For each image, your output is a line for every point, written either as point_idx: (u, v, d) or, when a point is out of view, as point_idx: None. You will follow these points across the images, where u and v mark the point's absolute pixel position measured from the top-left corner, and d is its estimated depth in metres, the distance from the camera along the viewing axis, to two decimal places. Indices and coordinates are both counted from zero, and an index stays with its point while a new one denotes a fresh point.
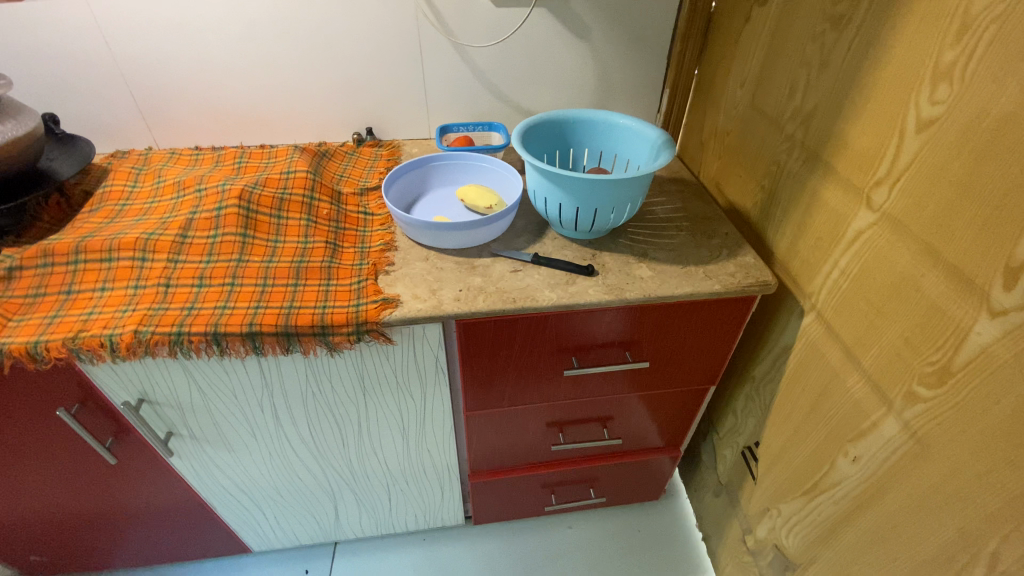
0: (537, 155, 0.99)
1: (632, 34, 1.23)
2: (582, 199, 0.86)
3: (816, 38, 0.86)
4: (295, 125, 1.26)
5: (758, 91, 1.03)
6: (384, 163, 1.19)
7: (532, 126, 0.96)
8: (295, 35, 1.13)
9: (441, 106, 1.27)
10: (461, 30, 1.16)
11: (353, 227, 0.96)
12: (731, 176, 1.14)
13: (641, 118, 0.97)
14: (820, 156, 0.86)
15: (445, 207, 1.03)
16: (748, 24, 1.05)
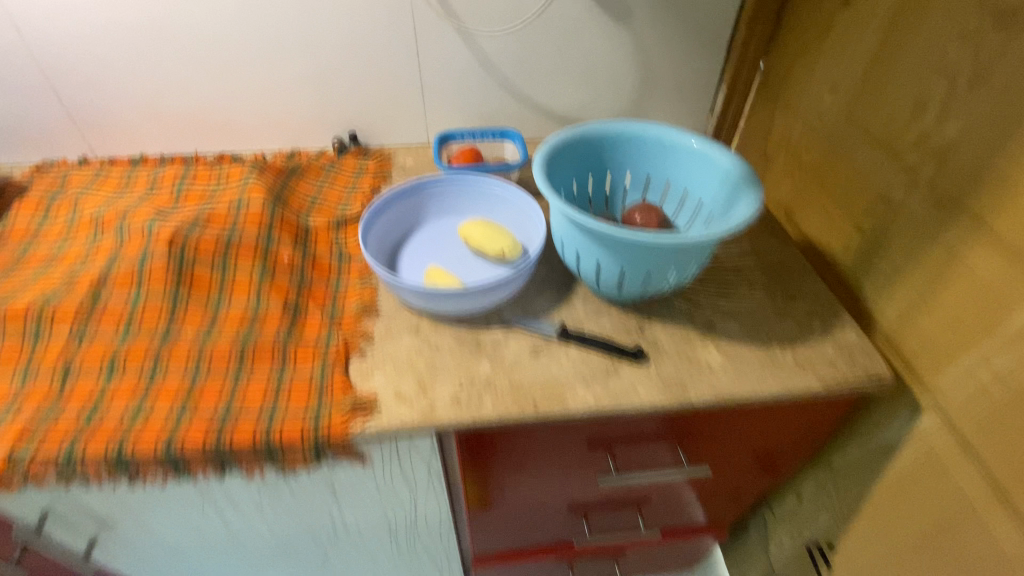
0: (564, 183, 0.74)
1: (684, 16, 0.97)
2: (629, 260, 0.62)
3: (965, 37, 0.62)
4: (261, 130, 1.02)
5: (860, 100, 0.78)
6: (370, 181, 0.95)
7: (561, 146, 0.72)
8: (256, 17, 0.88)
9: (442, 107, 1.02)
10: (467, 11, 0.91)
11: (322, 280, 0.74)
12: (810, 204, 0.90)
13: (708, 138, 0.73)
14: (963, 203, 0.63)
15: (443, 250, 0.79)
16: (847, 8, 0.80)
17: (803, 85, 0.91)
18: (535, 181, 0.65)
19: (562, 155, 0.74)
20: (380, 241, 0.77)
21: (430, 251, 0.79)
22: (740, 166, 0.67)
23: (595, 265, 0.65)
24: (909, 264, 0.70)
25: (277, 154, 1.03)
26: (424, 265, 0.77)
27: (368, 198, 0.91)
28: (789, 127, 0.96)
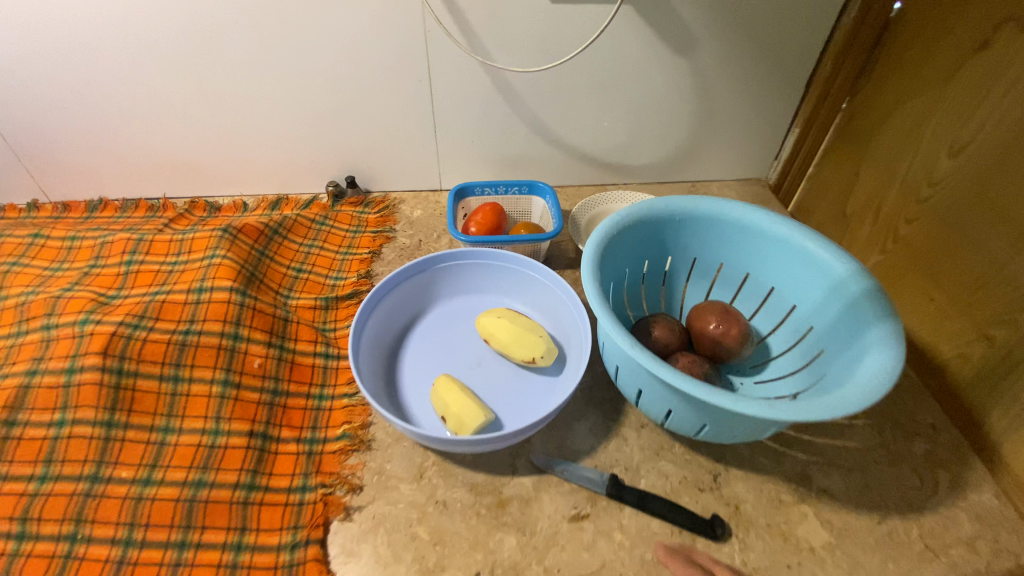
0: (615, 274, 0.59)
1: (759, 49, 0.79)
2: (716, 417, 0.45)
3: None
4: (242, 172, 0.86)
5: (994, 175, 0.61)
6: (368, 240, 0.79)
7: (617, 232, 0.56)
8: (233, 42, 0.72)
9: (457, 148, 0.86)
10: (493, 40, 0.73)
11: (301, 393, 0.58)
12: (912, 288, 0.73)
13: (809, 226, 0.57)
14: None
15: (457, 347, 0.63)
16: (981, 54, 0.63)
17: (905, 142, 0.74)
18: (587, 294, 0.49)
19: (616, 244, 0.57)
20: (379, 338, 0.60)
21: (441, 347, 0.62)
22: (859, 276, 0.51)
23: (664, 409, 0.49)
24: None
25: (261, 200, 0.87)
26: (433, 372, 0.60)
27: (364, 266, 0.75)
28: (882, 190, 0.78)
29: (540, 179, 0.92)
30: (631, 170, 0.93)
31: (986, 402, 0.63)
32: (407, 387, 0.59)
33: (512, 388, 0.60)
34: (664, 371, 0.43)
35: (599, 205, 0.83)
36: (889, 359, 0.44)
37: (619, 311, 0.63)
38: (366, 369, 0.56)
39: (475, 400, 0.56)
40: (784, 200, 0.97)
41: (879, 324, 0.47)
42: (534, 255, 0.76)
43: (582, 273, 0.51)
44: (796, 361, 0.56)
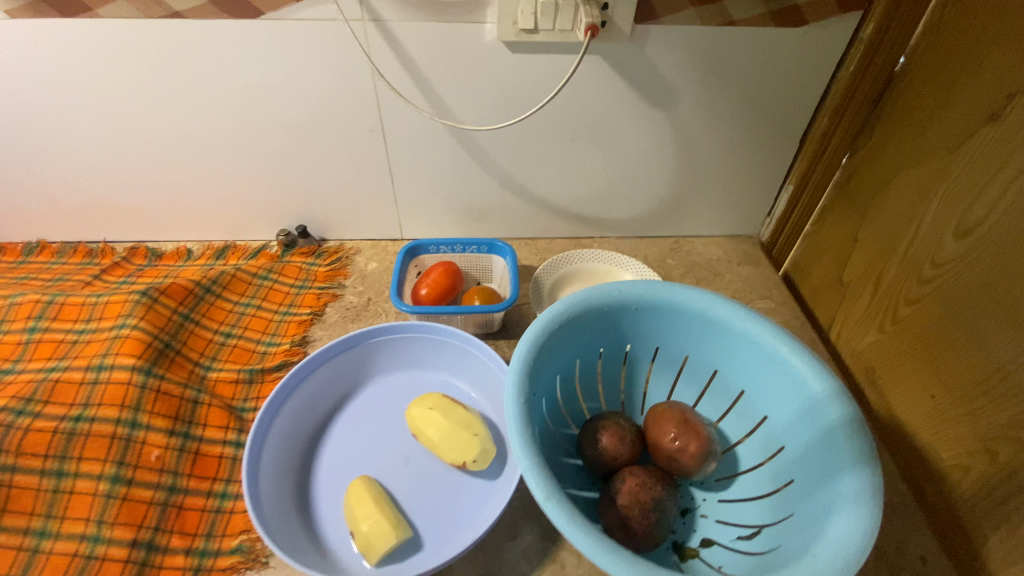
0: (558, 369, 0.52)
1: (746, 102, 0.71)
2: None
3: None
4: (187, 218, 0.80)
5: (1003, 266, 0.53)
6: (311, 298, 0.72)
7: (557, 329, 0.49)
8: (167, 88, 0.66)
9: (417, 198, 0.79)
10: (450, 90, 0.67)
11: (201, 490, 0.54)
12: (910, 380, 0.64)
13: (784, 328, 0.49)
14: None
15: (385, 438, 0.56)
16: (991, 127, 0.55)
17: (907, 212, 0.66)
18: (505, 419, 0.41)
19: (557, 339, 0.50)
20: (295, 429, 0.54)
21: (364, 438, 0.56)
22: (836, 401, 0.43)
23: None
24: None
25: (207, 246, 0.82)
26: (351, 471, 0.54)
27: (302, 329, 0.68)
28: (880, 262, 0.70)
29: (509, 231, 0.85)
30: (608, 224, 0.85)
31: (989, 526, 0.55)
32: (319, 488, 0.53)
33: (438, 493, 0.53)
34: (580, 536, 0.36)
35: (567, 266, 0.76)
36: (860, 525, 0.37)
37: (567, 405, 0.56)
38: (267, 474, 0.50)
39: (389, 513, 0.49)
40: (777, 258, 0.89)
41: (853, 472, 0.39)
42: (489, 323, 0.68)
43: (506, 387, 0.44)
44: (765, 482, 0.49)
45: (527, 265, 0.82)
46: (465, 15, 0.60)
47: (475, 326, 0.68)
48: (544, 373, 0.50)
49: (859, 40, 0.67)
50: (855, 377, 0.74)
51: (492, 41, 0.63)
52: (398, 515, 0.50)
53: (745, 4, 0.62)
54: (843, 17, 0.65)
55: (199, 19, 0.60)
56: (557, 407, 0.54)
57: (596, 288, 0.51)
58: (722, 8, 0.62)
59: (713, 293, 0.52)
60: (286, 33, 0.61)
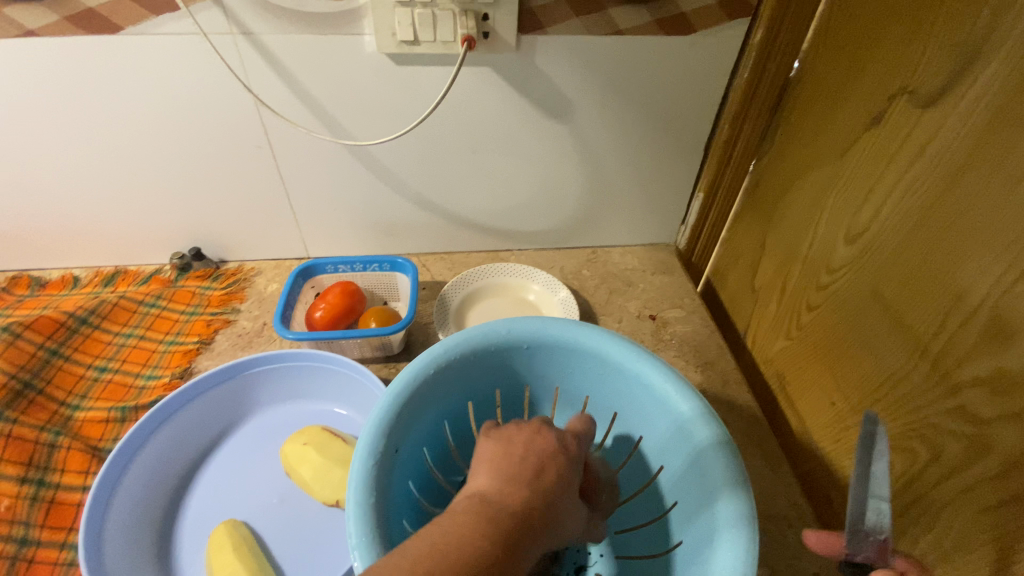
0: (440, 417, 0.48)
1: (647, 110, 0.70)
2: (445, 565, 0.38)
3: None
4: (71, 244, 0.75)
5: (888, 271, 0.52)
6: (200, 325, 0.68)
7: (431, 374, 0.46)
8: (26, 111, 0.61)
9: (318, 215, 0.76)
10: (337, 105, 0.64)
11: (55, 542, 0.50)
12: (816, 389, 0.63)
13: (676, 369, 0.45)
14: None
15: (260, 475, 0.53)
16: (873, 131, 0.54)
17: (805, 218, 0.65)
18: (347, 487, 0.39)
19: (435, 387, 0.46)
20: (163, 465, 0.52)
21: (238, 478, 0.53)
22: (704, 423, 0.42)
23: None
24: (973, 563, 0.44)
25: (95, 273, 0.78)
26: (220, 514, 0.51)
27: (186, 360, 0.64)
28: (783, 268, 0.69)
29: (421, 246, 0.82)
30: (523, 236, 0.84)
31: None
32: (185, 533, 0.50)
33: (312, 533, 0.50)
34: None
35: (474, 281, 0.73)
36: (738, 555, 0.36)
37: (462, 451, 0.52)
38: (115, 528, 0.46)
39: (251, 560, 0.46)
40: (696, 265, 0.88)
41: (724, 496, 0.38)
42: (386, 346, 0.64)
43: (361, 444, 0.41)
44: (651, 508, 0.47)
45: (438, 281, 0.79)
46: (340, 27, 0.58)
47: (372, 349, 0.64)
48: (421, 423, 0.46)
49: (750, 45, 0.67)
50: (767, 383, 0.72)
51: (373, 53, 0.60)
52: (264, 561, 0.47)
53: (631, 12, 0.61)
54: (732, 24, 0.65)
55: (51, 37, 0.56)
56: (447, 455, 0.51)
57: (481, 329, 0.48)
58: (608, 16, 0.61)
59: (610, 332, 0.49)
60: (152, 49, 0.58)
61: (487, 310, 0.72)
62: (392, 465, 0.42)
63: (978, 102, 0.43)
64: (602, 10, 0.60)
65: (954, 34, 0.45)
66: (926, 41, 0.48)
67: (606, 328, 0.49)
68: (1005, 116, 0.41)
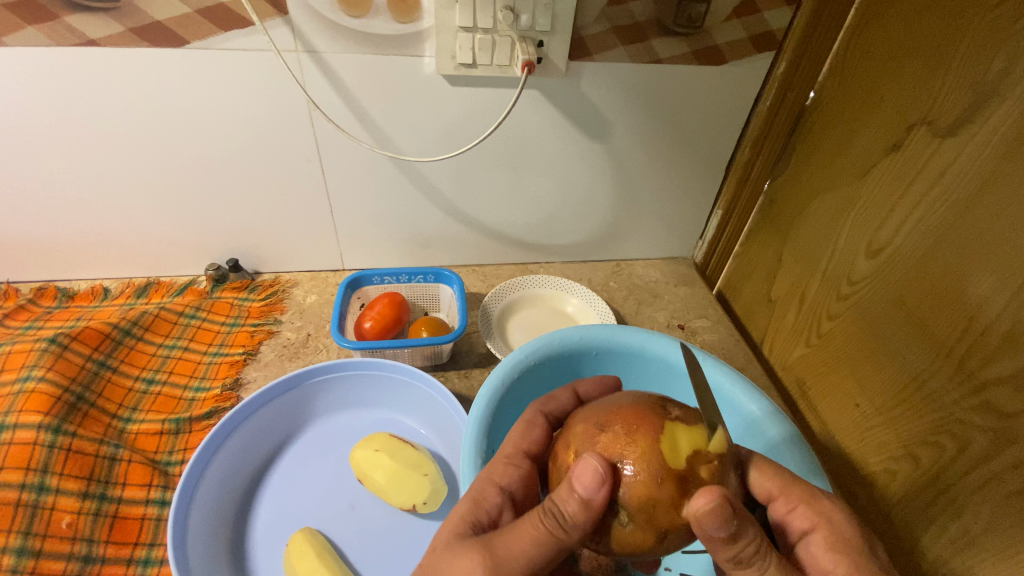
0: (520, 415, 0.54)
1: (677, 132, 0.75)
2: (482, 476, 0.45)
3: None
4: (102, 255, 0.74)
5: (911, 283, 0.58)
6: (244, 337, 0.68)
7: (521, 374, 0.52)
8: (74, 119, 0.61)
9: (359, 227, 0.77)
10: (390, 122, 0.67)
11: (122, 557, 0.49)
12: (836, 392, 0.68)
13: (741, 373, 0.53)
14: None
15: (327, 485, 0.54)
16: (892, 156, 0.60)
17: (823, 234, 0.70)
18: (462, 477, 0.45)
19: (519, 386, 0.53)
20: (230, 475, 0.52)
21: (307, 487, 0.54)
22: (773, 421, 0.49)
23: None
24: (1004, 543, 0.49)
25: (126, 284, 0.77)
26: (291, 522, 0.52)
27: (234, 371, 0.64)
28: (801, 281, 0.74)
29: (453, 259, 0.85)
30: (552, 250, 0.88)
31: (917, 525, 0.58)
32: (259, 542, 0.50)
33: (386, 537, 0.51)
34: None
35: (514, 292, 0.76)
36: None
37: None
38: (196, 538, 0.47)
39: (333, 563, 0.47)
40: (711, 277, 0.94)
41: (803, 485, 0.45)
42: (437, 355, 0.66)
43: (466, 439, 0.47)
44: None
45: (475, 292, 0.82)
46: (403, 48, 0.60)
47: (423, 358, 0.66)
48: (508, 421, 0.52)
49: (773, 77, 0.73)
50: (787, 389, 0.77)
51: (431, 73, 0.63)
52: (344, 566, 0.48)
53: (671, 44, 0.66)
54: (758, 57, 0.71)
55: (113, 48, 0.56)
56: None
57: (568, 334, 0.54)
58: (650, 47, 0.65)
59: (677, 340, 0.55)
60: (216, 64, 0.59)
61: (527, 320, 0.75)
62: (490, 456, 0.48)
63: (995, 132, 0.49)
64: (645, 40, 0.65)
65: (970, 74, 0.51)
66: (942, 80, 0.54)
67: (666, 335, 0.56)
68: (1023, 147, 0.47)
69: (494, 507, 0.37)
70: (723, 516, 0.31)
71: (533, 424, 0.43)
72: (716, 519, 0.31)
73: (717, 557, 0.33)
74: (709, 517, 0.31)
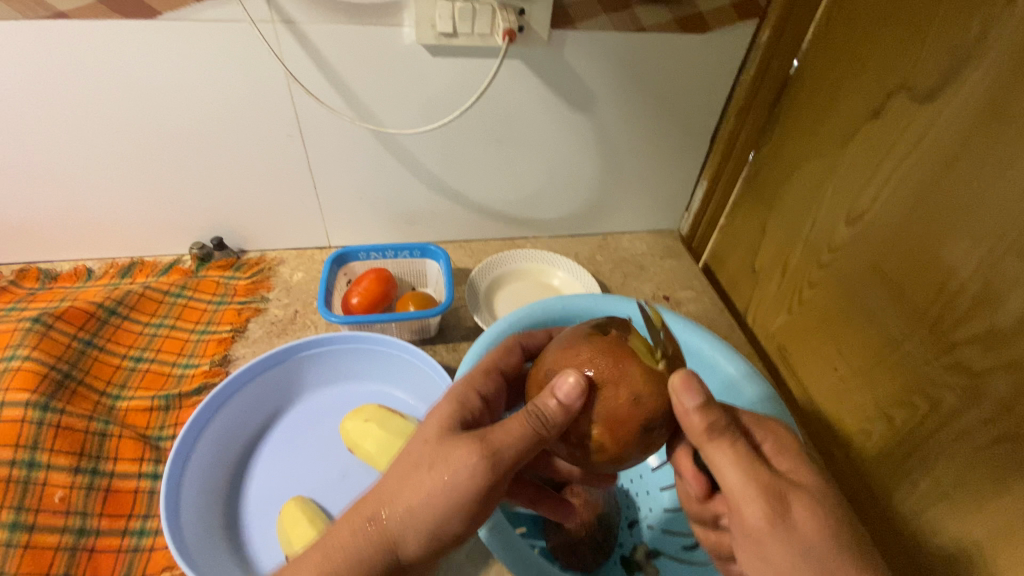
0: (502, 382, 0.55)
1: (661, 102, 0.75)
2: None
3: None
4: (83, 235, 0.74)
5: (889, 249, 0.59)
6: (231, 314, 0.68)
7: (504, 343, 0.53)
8: (47, 96, 0.60)
9: (343, 203, 0.77)
10: (371, 93, 0.66)
11: (117, 529, 0.49)
12: (816, 356, 0.70)
13: (720, 338, 0.54)
14: None
15: (319, 457, 0.55)
16: (873, 123, 0.60)
17: (806, 202, 0.71)
18: None
19: None
20: (222, 448, 0.53)
21: (298, 459, 0.55)
22: (751, 383, 0.50)
23: None
24: (974, 497, 0.51)
25: (109, 265, 0.76)
26: (283, 492, 0.53)
27: (222, 348, 0.64)
28: (784, 250, 0.75)
29: (440, 234, 0.85)
30: (538, 224, 0.88)
31: (892, 483, 0.60)
32: (251, 514, 0.51)
33: None
34: None
35: (501, 266, 0.77)
36: None
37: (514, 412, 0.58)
38: (189, 509, 0.48)
39: (327, 531, 0.48)
40: (697, 250, 0.94)
41: None
42: (424, 329, 0.66)
43: None
44: None
45: (461, 268, 0.82)
46: (382, 17, 0.59)
47: (410, 332, 0.66)
48: None
49: (757, 44, 0.72)
50: (770, 356, 0.79)
51: (411, 44, 0.62)
52: None
53: (653, 11, 0.65)
54: (743, 23, 0.70)
55: (81, 20, 0.55)
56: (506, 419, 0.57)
57: (549, 306, 0.56)
58: (633, 15, 0.65)
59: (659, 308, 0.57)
60: (190, 36, 0.58)
61: (514, 293, 0.75)
62: None
63: (974, 96, 0.49)
64: (627, 7, 0.64)
65: (948, 38, 0.51)
66: (923, 44, 0.54)
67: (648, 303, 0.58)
68: (1000, 110, 0.47)
69: (475, 409, 0.40)
70: (694, 383, 0.35)
71: (511, 351, 0.46)
72: (687, 386, 0.35)
73: (693, 431, 0.36)
74: (685, 387, 0.35)
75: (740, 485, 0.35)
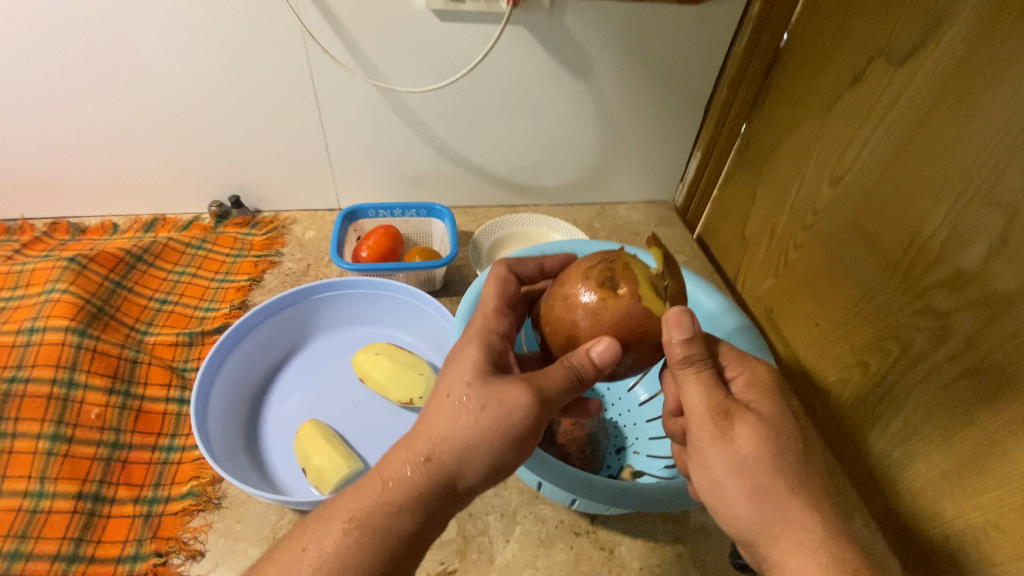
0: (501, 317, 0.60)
1: (657, 72, 0.79)
2: None
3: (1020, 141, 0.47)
4: (109, 192, 0.78)
5: (867, 205, 0.62)
6: (248, 266, 0.72)
7: None
8: (81, 53, 0.64)
9: (354, 166, 0.81)
10: (382, 56, 0.69)
11: (147, 444, 0.54)
12: (799, 313, 0.74)
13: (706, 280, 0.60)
14: (1004, 366, 0.48)
15: (331, 389, 0.60)
16: (855, 88, 0.64)
17: (793, 167, 0.75)
18: None
19: None
20: (242, 377, 0.57)
21: (312, 390, 0.59)
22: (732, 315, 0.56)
23: None
24: (939, 430, 0.55)
25: (133, 221, 0.81)
26: (298, 418, 0.57)
27: (240, 295, 0.69)
28: (771, 215, 0.79)
29: (445, 200, 0.89)
30: (539, 192, 0.92)
31: (867, 426, 0.64)
32: (269, 436, 0.55)
33: (385, 430, 0.57)
34: None
35: (502, 229, 0.81)
36: None
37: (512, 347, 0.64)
38: (214, 426, 0.52)
39: (339, 447, 0.52)
40: (691, 221, 0.98)
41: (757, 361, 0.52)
42: (430, 281, 0.70)
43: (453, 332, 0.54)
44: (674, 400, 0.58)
45: (465, 231, 0.86)
46: None
47: (417, 283, 0.70)
48: None
49: (748, 17, 0.76)
50: (758, 318, 0.83)
51: (420, 9, 0.66)
52: (348, 450, 0.53)
53: None
54: None
55: None
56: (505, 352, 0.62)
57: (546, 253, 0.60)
58: None
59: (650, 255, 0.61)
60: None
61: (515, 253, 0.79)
62: None
63: (945, 55, 0.53)
64: None
65: (923, 2, 0.55)
66: (901, 10, 0.57)
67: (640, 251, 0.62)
68: (967, 68, 0.51)
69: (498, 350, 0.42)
70: (684, 319, 0.39)
71: (505, 279, 0.47)
72: (680, 321, 0.39)
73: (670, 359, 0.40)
74: (677, 320, 0.39)
75: (697, 404, 0.39)
